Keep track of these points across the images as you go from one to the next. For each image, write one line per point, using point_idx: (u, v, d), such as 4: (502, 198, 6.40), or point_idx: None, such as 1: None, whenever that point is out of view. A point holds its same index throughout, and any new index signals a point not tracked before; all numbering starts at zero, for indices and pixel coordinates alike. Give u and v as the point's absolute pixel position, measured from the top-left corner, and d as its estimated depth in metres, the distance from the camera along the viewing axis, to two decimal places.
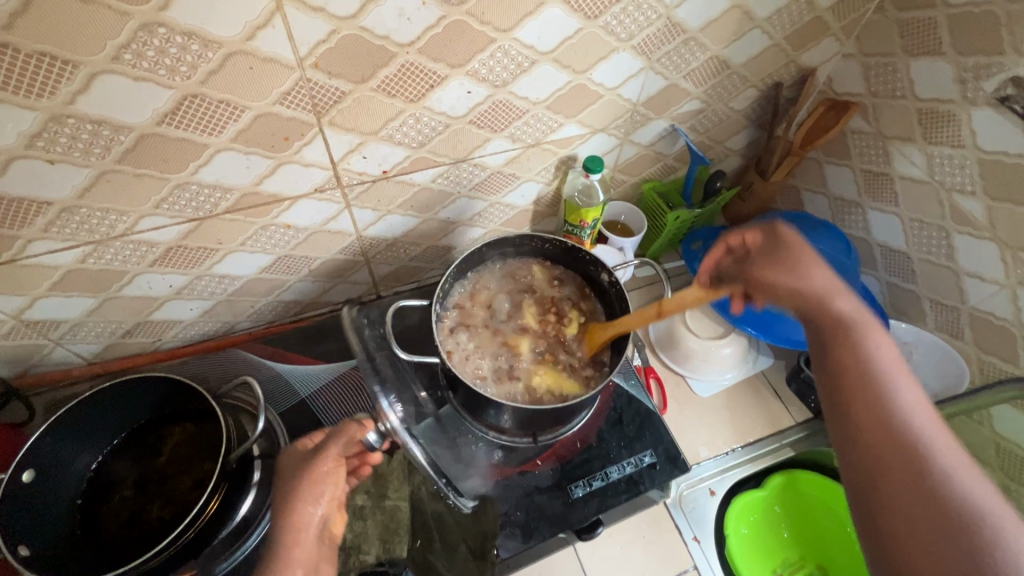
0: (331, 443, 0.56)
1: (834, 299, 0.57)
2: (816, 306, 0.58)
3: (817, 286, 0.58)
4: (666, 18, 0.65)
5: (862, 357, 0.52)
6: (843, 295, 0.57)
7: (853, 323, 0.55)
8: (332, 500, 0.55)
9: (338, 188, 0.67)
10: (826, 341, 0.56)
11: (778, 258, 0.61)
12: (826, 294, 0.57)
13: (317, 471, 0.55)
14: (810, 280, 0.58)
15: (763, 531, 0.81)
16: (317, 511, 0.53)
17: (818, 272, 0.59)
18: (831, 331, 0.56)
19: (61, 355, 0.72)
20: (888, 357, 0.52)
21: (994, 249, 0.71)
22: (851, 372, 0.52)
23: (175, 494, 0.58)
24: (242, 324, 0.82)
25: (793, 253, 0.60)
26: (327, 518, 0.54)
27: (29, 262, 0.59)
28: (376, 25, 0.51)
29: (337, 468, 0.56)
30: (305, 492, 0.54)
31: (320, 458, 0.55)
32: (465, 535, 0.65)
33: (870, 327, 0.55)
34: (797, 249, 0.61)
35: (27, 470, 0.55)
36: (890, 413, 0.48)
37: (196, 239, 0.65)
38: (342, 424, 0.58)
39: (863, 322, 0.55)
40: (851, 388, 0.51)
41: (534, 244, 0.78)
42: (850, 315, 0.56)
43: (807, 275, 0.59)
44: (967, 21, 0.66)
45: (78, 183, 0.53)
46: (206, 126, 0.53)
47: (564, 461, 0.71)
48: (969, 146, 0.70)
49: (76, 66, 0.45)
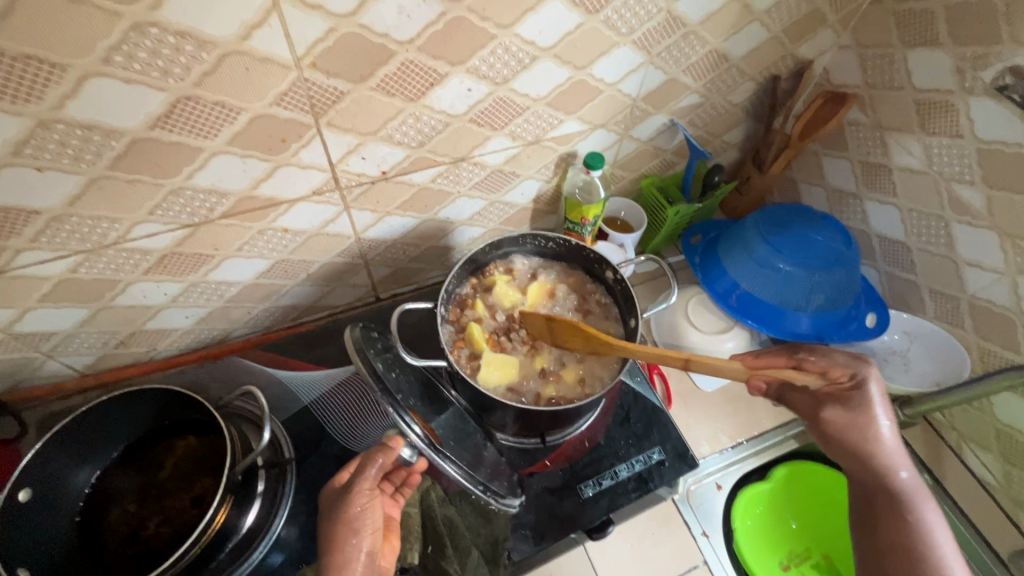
0: (358, 481, 0.55)
1: (898, 465, 0.58)
2: (878, 468, 0.58)
3: (885, 451, 0.58)
4: (666, 11, 0.64)
5: (914, 538, 0.53)
6: (905, 463, 0.58)
7: (908, 498, 0.56)
8: (374, 532, 0.55)
9: (336, 190, 0.65)
10: (874, 506, 0.57)
11: (842, 403, 0.61)
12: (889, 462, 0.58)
13: (350, 510, 0.54)
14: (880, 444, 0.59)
15: (773, 523, 0.80)
16: (362, 548, 0.53)
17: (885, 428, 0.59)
18: (882, 500, 0.57)
19: (53, 368, 0.70)
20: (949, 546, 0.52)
21: (993, 238, 0.71)
22: (902, 551, 0.53)
23: (174, 511, 0.57)
24: (239, 331, 0.80)
25: (840, 402, 0.61)
26: (374, 550, 0.54)
27: (19, 273, 0.57)
28: (375, 22, 0.50)
29: (373, 500, 0.56)
30: (343, 533, 0.54)
31: (350, 498, 0.55)
32: (477, 539, 0.64)
33: (926, 502, 0.55)
34: (865, 397, 0.60)
35: (24, 488, 0.53)
36: None
37: (192, 245, 0.63)
38: (366, 456, 0.56)
39: (922, 498, 0.55)
40: (897, 567, 0.53)
41: (539, 242, 0.78)
42: (909, 487, 0.56)
43: (877, 431, 0.59)
44: (965, 11, 0.66)
45: (69, 191, 0.51)
46: (201, 129, 0.52)
47: (573, 461, 0.71)
48: (966, 136, 0.70)
49: (64, 70, 0.43)
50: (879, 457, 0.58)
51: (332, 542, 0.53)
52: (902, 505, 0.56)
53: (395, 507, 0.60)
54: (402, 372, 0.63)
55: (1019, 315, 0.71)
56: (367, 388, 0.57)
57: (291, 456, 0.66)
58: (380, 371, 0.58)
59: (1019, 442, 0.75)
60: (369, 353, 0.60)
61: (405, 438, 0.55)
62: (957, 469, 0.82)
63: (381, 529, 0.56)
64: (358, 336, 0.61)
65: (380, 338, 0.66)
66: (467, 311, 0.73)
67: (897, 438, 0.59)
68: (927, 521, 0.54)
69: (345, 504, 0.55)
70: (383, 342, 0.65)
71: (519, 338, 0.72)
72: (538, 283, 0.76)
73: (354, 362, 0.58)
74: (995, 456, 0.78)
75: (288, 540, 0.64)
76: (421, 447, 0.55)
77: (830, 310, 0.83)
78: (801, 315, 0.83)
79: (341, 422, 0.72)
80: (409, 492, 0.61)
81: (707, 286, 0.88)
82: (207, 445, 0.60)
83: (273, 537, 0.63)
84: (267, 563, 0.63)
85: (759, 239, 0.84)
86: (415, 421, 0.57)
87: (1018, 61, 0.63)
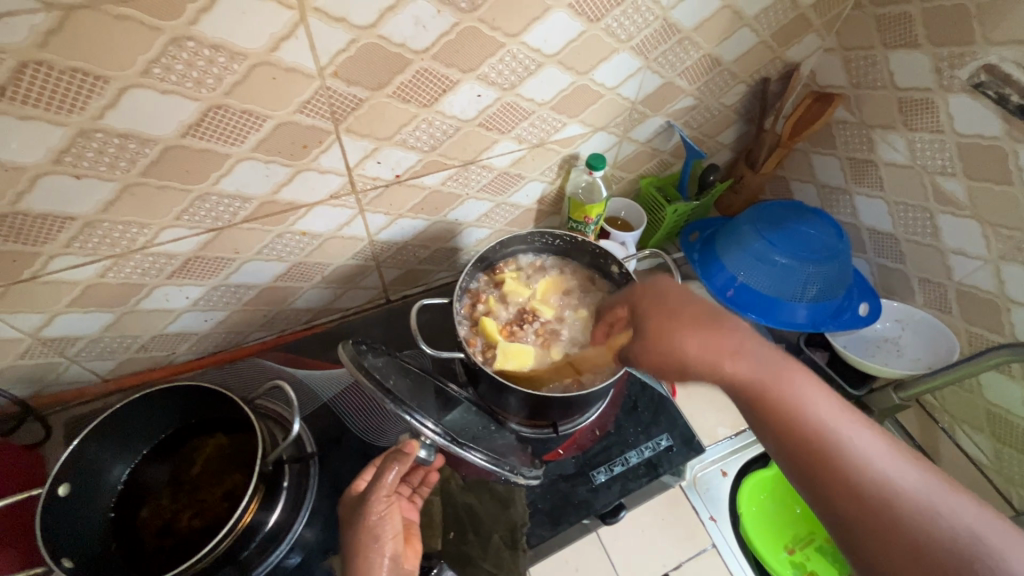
0: (375, 490, 0.58)
1: (744, 354, 0.50)
2: (736, 370, 0.50)
3: (726, 346, 0.51)
4: (662, 19, 0.68)
5: (795, 419, 0.47)
6: (747, 350, 0.50)
7: (776, 383, 0.48)
8: (395, 537, 0.58)
9: (352, 193, 0.68)
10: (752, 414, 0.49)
11: (650, 336, 0.54)
12: (738, 360, 0.50)
13: (370, 518, 0.57)
14: (718, 350, 0.50)
15: (778, 511, 0.82)
16: (386, 553, 0.57)
17: (704, 331, 0.52)
18: (758, 400, 0.49)
19: (75, 373, 0.72)
20: (826, 406, 0.47)
21: (976, 226, 0.75)
22: (798, 440, 0.47)
23: (206, 505, 0.59)
24: (255, 334, 0.82)
25: (648, 327, 0.55)
26: (397, 554, 0.58)
27: (50, 279, 0.59)
28: (393, 33, 0.53)
29: (390, 505, 0.59)
30: (365, 540, 0.57)
31: (369, 506, 0.58)
32: (496, 525, 0.67)
33: (785, 373, 0.49)
34: (669, 307, 0.55)
35: (63, 483, 0.55)
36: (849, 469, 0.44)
37: (214, 249, 0.66)
38: (383, 465, 0.59)
39: (779, 371, 0.49)
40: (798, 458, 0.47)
41: (545, 239, 0.82)
42: (764, 373, 0.49)
43: (698, 340, 0.51)
44: (939, 15, 0.70)
45: (102, 198, 0.54)
46: (229, 136, 0.55)
47: (585, 449, 0.74)
48: (947, 131, 0.75)
49: (107, 81, 0.46)
50: (726, 360, 0.50)
51: (356, 549, 0.57)
52: (770, 394, 0.48)
53: (414, 509, 0.64)
54: (403, 377, 0.63)
55: (1003, 299, 0.75)
56: (373, 394, 0.57)
57: (313, 451, 0.69)
58: (381, 378, 0.59)
59: (1007, 421, 0.78)
60: (367, 363, 0.60)
61: (420, 438, 0.58)
62: (951, 450, 0.86)
63: (401, 533, 0.59)
64: (353, 350, 0.61)
65: (373, 348, 0.65)
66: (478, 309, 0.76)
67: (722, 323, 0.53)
68: (801, 394, 0.48)
69: (364, 512, 0.58)
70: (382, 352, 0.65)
71: (532, 329, 0.75)
72: (546, 278, 0.80)
73: (353, 374, 0.58)
74: (987, 437, 0.82)
75: (311, 535, 0.66)
76: (442, 441, 0.57)
77: (825, 300, 0.86)
78: (798, 305, 0.86)
79: (359, 418, 0.75)
80: (426, 492, 0.66)
81: (707, 281, 0.91)
82: (236, 442, 0.62)
83: (294, 537, 0.65)
84: (286, 562, 0.64)
85: (755, 236, 0.87)
86: (429, 418, 0.58)
87: (991, 60, 0.67)
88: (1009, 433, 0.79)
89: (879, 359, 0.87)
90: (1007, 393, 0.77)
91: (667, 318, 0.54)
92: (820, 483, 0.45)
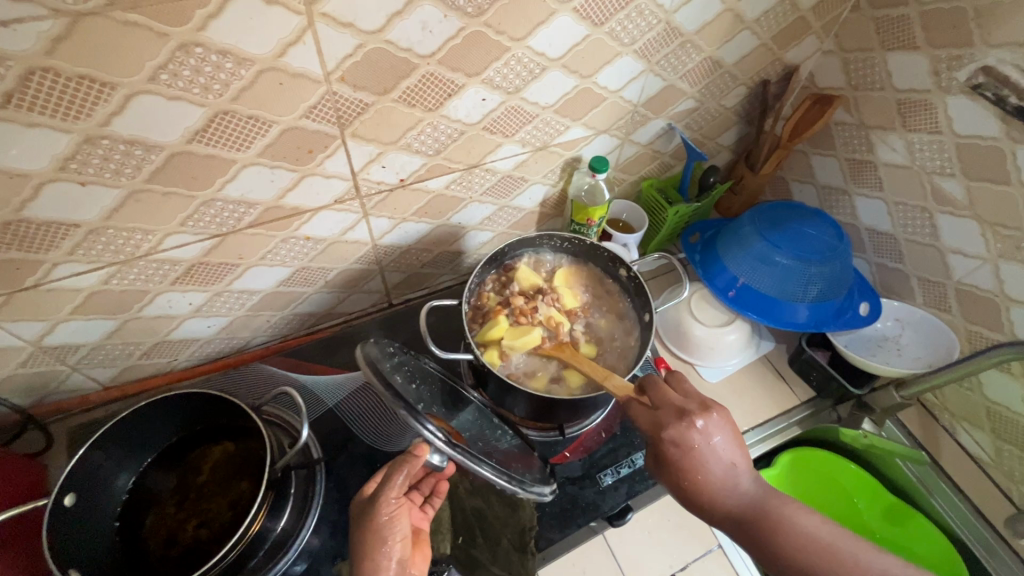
0: (385, 490, 0.58)
1: (751, 503, 0.55)
2: (734, 501, 0.55)
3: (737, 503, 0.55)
4: (665, 22, 0.68)
5: (792, 542, 0.54)
6: (745, 478, 0.56)
7: (768, 506, 0.55)
8: (403, 541, 0.57)
9: (356, 198, 0.68)
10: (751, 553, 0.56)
11: (665, 460, 0.55)
12: (738, 487, 0.55)
13: (378, 519, 0.57)
14: (724, 480, 0.55)
15: (814, 483, 0.90)
16: (393, 557, 0.56)
17: (716, 467, 0.54)
18: (762, 525, 0.55)
19: (77, 381, 0.72)
20: (810, 522, 0.55)
21: (975, 226, 0.76)
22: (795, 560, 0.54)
23: (212, 514, 0.59)
24: (258, 339, 0.82)
25: (656, 454, 0.56)
26: (404, 558, 0.57)
27: (53, 286, 0.59)
28: (400, 38, 0.53)
29: (400, 508, 0.59)
30: (373, 541, 0.57)
31: (378, 507, 0.58)
32: (505, 529, 0.67)
33: (773, 497, 0.56)
34: (687, 458, 0.54)
35: (70, 493, 0.54)
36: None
37: (219, 255, 0.65)
38: (392, 466, 0.59)
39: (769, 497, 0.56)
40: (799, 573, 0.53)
41: (555, 243, 0.82)
42: (760, 498, 0.55)
43: (711, 475, 0.54)
44: (938, 17, 0.71)
45: (108, 205, 0.54)
46: (235, 142, 0.54)
47: (591, 452, 0.74)
48: (945, 132, 0.75)
49: (114, 88, 0.45)
50: (736, 512, 0.55)
51: (364, 550, 0.57)
52: (769, 518, 0.55)
53: (427, 517, 0.64)
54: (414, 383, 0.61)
55: (1002, 297, 0.76)
56: (385, 398, 0.55)
57: (320, 458, 0.69)
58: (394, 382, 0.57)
59: (1007, 418, 0.79)
60: (381, 365, 0.59)
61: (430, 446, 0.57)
62: (952, 449, 0.87)
63: (409, 536, 0.59)
64: (369, 350, 0.59)
65: (386, 349, 0.64)
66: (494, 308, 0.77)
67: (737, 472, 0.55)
68: (789, 514, 0.55)
69: (373, 513, 0.58)
70: (394, 356, 0.63)
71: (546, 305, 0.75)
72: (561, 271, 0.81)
73: (367, 376, 0.56)
74: (987, 434, 0.82)
75: (318, 543, 0.66)
76: (450, 452, 0.54)
77: (826, 300, 0.86)
78: (800, 305, 0.86)
79: (366, 423, 0.75)
80: (439, 502, 0.65)
81: (708, 282, 0.91)
82: (244, 450, 0.62)
83: (301, 545, 0.65)
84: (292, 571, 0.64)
85: (755, 235, 0.88)
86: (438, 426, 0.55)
87: (990, 61, 0.68)
88: (1009, 431, 0.79)
89: (880, 359, 0.88)
90: (1007, 391, 0.78)
91: (687, 471, 0.54)
92: None
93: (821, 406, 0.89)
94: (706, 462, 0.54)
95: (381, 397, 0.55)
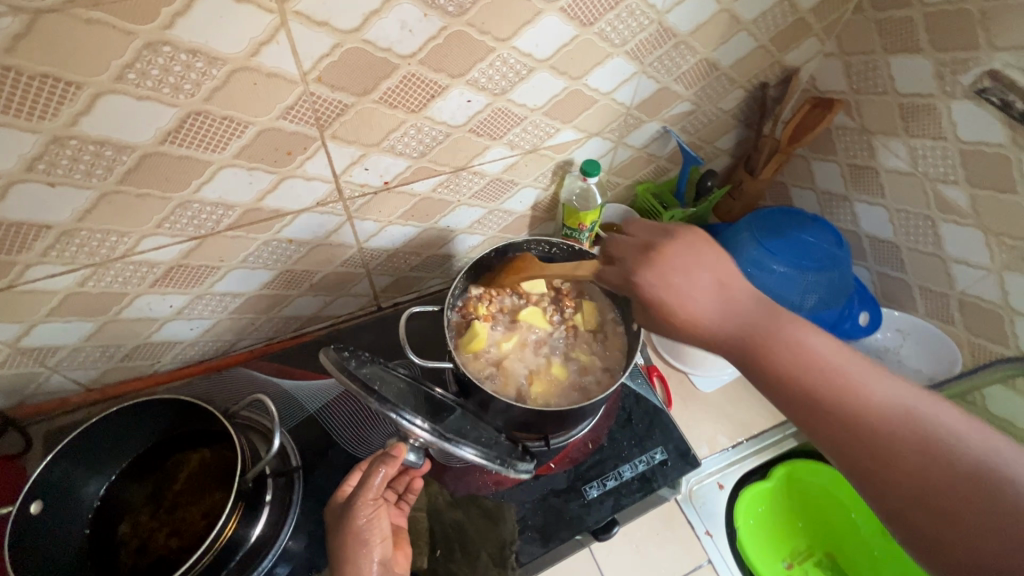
0: (362, 493, 0.57)
1: (744, 331, 0.51)
2: (723, 327, 0.52)
3: (772, 330, 0.50)
4: (657, 23, 0.66)
5: (790, 362, 0.48)
6: (734, 303, 0.52)
7: (761, 331, 0.50)
8: (383, 542, 0.57)
9: (339, 201, 0.67)
10: (797, 411, 0.48)
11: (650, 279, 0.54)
12: (716, 312, 0.52)
13: (357, 523, 0.56)
14: (704, 301, 0.52)
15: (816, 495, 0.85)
16: (374, 559, 0.56)
17: (696, 290, 0.53)
18: (752, 352, 0.50)
19: (57, 383, 0.71)
20: (821, 348, 0.48)
21: (979, 235, 0.73)
22: (798, 387, 0.47)
23: (184, 524, 0.58)
24: (242, 342, 0.80)
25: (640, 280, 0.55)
26: (386, 558, 0.57)
27: (27, 288, 0.58)
28: (378, 37, 0.52)
29: (378, 509, 0.58)
30: (352, 545, 0.56)
31: (355, 510, 0.57)
32: (485, 542, 0.66)
33: (771, 324, 0.50)
34: (666, 280, 0.54)
35: (35, 501, 0.54)
36: (854, 401, 0.45)
37: (198, 257, 0.64)
38: (368, 468, 0.58)
39: (762, 324, 0.51)
40: (807, 404, 0.47)
41: (541, 248, 0.79)
42: (749, 325, 0.51)
43: (690, 293, 0.53)
44: (942, 19, 0.69)
45: (79, 206, 0.53)
46: (209, 143, 0.53)
47: (577, 463, 0.73)
48: (949, 138, 0.73)
49: (79, 87, 0.44)
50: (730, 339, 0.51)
51: (344, 556, 0.56)
52: (762, 343, 0.50)
53: (402, 515, 0.64)
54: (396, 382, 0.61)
55: (1006, 309, 0.74)
56: (359, 396, 0.55)
57: (298, 465, 0.67)
58: (368, 380, 0.57)
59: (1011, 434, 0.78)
60: (356, 369, 0.58)
61: (408, 440, 0.57)
62: None
63: (390, 537, 0.58)
64: (337, 355, 0.58)
65: (362, 354, 0.63)
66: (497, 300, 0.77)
67: (761, 298, 0.53)
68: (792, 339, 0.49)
69: (350, 518, 0.57)
70: (369, 360, 0.63)
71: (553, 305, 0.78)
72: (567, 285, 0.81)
73: (339, 378, 0.56)
74: None
75: (296, 550, 0.65)
76: (432, 439, 0.55)
77: (824, 310, 0.84)
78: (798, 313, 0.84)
79: (345, 429, 0.74)
80: (413, 498, 0.66)
81: None
82: (219, 459, 0.61)
83: (281, 547, 0.64)
84: None
85: (753, 242, 0.85)
86: (419, 416, 0.56)
87: (995, 65, 0.66)
88: None
89: None
90: (1013, 406, 0.77)
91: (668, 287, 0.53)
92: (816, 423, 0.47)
93: None
94: (688, 283, 0.53)
95: (356, 396, 0.55)
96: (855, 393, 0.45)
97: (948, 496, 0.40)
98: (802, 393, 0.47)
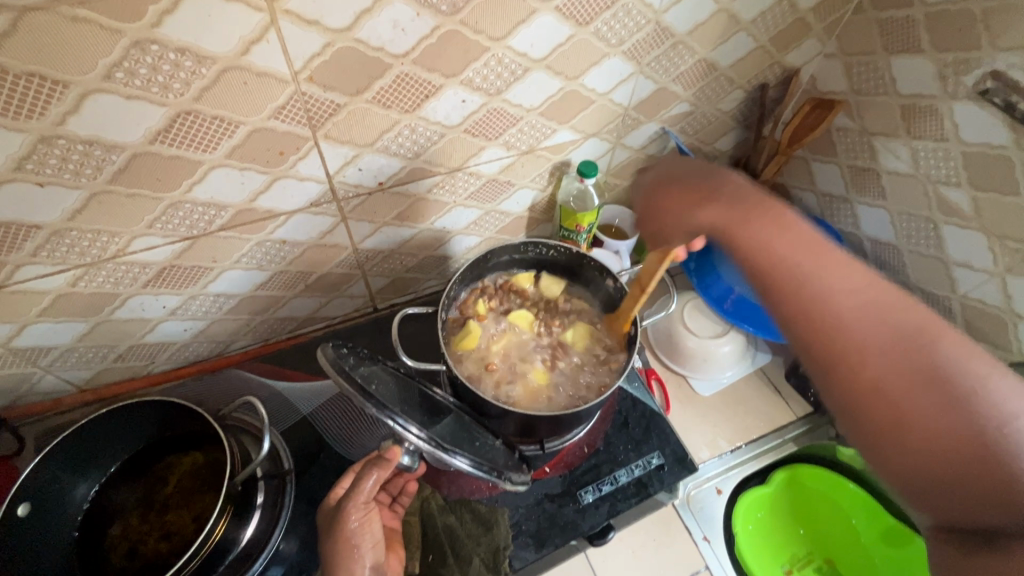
0: (354, 496, 0.57)
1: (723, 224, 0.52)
2: (708, 220, 0.54)
3: (753, 222, 0.50)
4: (654, 23, 0.66)
5: (768, 252, 0.49)
6: (722, 201, 0.54)
7: (747, 224, 0.51)
8: (376, 546, 0.57)
9: (333, 201, 0.66)
10: (773, 307, 0.48)
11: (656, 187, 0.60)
12: (705, 210, 0.54)
13: (349, 527, 0.56)
14: (693, 203, 0.55)
15: (815, 502, 0.84)
16: (366, 562, 0.56)
17: (689, 196, 0.56)
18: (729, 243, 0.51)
19: (50, 383, 0.70)
20: (805, 241, 0.48)
21: (981, 238, 0.72)
22: (772, 275, 0.48)
23: (175, 528, 0.57)
24: (237, 343, 0.80)
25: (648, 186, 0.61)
26: (378, 562, 0.57)
27: (18, 288, 0.57)
28: (370, 37, 0.51)
29: (369, 514, 0.58)
30: (344, 548, 0.56)
31: (347, 514, 0.57)
32: (477, 548, 0.65)
33: (755, 221, 0.51)
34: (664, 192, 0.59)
35: (23, 503, 0.53)
36: (824, 290, 0.45)
37: (190, 258, 0.64)
38: (361, 471, 0.58)
39: (747, 218, 0.51)
40: (776, 289, 0.48)
41: (540, 250, 0.79)
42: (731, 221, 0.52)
43: (681, 198, 0.57)
44: (943, 19, 0.68)
45: (69, 206, 0.52)
46: (200, 143, 0.53)
47: (572, 467, 0.72)
48: (951, 139, 0.72)
49: (67, 86, 0.44)
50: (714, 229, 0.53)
51: (336, 559, 0.56)
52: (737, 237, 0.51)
53: (395, 517, 0.66)
54: (393, 383, 0.60)
55: (1010, 313, 0.73)
56: (354, 400, 0.54)
57: (291, 468, 0.67)
58: (364, 382, 0.56)
59: None
60: (352, 369, 0.57)
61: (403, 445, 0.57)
62: None
63: (383, 541, 0.58)
64: (334, 354, 0.57)
65: (359, 352, 0.62)
66: (494, 297, 0.78)
67: (744, 202, 0.52)
68: (777, 233, 0.49)
69: (342, 521, 0.57)
70: (368, 359, 0.62)
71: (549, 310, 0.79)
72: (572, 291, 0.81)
73: (335, 379, 0.55)
74: None
75: (288, 554, 0.65)
76: (426, 447, 0.55)
77: None
78: None
79: (340, 431, 0.73)
80: (407, 501, 0.67)
81: (704, 292, 0.86)
82: (211, 462, 0.60)
83: (273, 550, 0.63)
84: None
85: None
86: (413, 422, 0.55)
87: (998, 66, 0.65)
88: None
89: None
90: None
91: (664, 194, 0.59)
92: (784, 311, 0.47)
93: (815, 423, 0.84)
94: (681, 190, 0.57)
95: (352, 399, 0.54)
96: (831, 286, 0.45)
97: (899, 392, 0.40)
98: (775, 290, 0.48)
